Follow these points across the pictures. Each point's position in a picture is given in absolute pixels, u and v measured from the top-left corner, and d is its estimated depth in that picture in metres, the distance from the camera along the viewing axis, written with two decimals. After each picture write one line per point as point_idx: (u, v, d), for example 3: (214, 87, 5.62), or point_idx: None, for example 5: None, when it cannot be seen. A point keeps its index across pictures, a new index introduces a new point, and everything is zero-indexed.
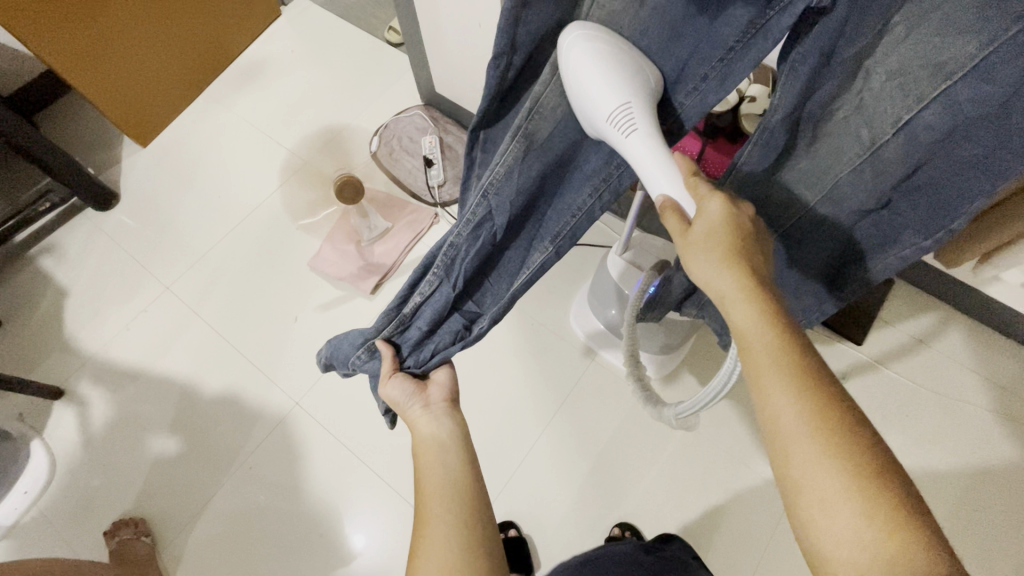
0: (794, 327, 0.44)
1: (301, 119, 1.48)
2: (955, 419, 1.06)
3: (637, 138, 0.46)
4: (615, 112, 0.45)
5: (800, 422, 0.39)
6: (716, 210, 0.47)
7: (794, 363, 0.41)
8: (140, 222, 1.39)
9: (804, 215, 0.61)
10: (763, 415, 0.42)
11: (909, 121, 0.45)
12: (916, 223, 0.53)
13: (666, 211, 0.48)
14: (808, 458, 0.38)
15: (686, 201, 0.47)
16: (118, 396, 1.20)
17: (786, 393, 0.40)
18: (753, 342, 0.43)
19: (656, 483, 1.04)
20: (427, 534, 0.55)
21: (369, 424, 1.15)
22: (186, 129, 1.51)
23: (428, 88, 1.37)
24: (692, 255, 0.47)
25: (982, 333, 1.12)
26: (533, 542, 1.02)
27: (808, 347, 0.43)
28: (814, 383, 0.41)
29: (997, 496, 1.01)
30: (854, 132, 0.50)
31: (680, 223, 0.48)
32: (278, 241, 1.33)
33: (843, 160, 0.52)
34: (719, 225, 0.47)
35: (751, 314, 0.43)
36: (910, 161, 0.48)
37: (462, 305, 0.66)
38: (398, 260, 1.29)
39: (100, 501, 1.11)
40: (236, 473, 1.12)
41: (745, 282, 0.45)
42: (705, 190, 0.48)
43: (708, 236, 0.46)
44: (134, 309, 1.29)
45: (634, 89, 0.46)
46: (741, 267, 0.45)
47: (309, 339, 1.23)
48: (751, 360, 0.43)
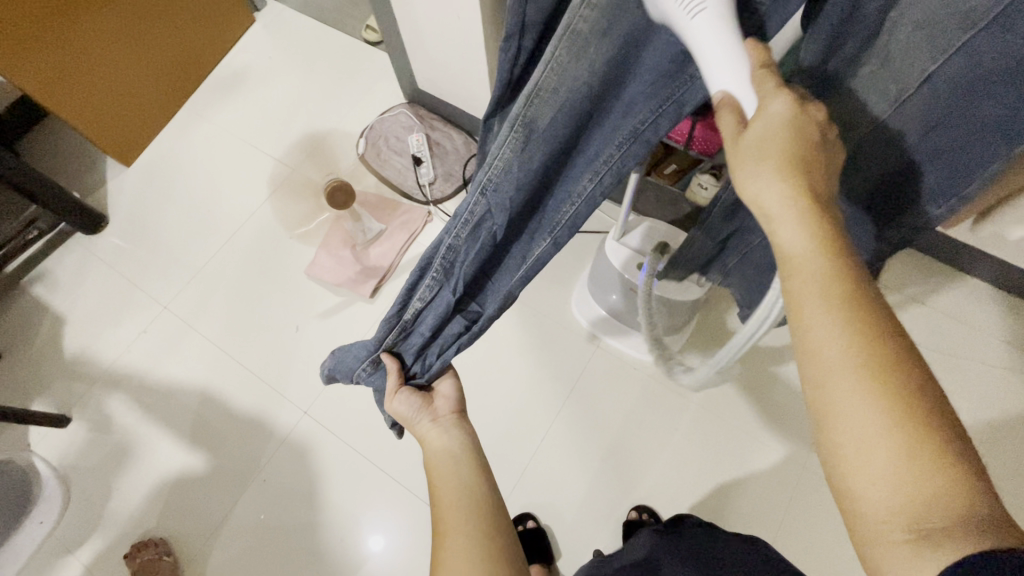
0: (850, 254, 0.37)
1: (285, 127, 1.46)
2: (963, 377, 1.07)
3: (708, 20, 0.37)
4: None
5: (841, 355, 0.34)
6: (782, 109, 0.39)
7: (844, 294, 0.35)
8: (132, 243, 1.37)
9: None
10: (800, 346, 0.37)
11: (933, 74, 0.42)
12: (933, 188, 0.51)
13: (723, 108, 0.41)
14: (846, 391, 0.34)
15: (748, 98, 0.39)
16: (126, 418, 1.20)
17: (830, 320, 0.35)
18: (795, 268, 0.37)
19: (669, 464, 1.05)
20: (446, 546, 0.55)
21: (381, 429, 1.14)
22: (171, 145, 1.49)
23: (411, 85, 1.36)
24: (738, 162, 0.40)
25: (982, 289, 1.13)
26: (553, 531, 1.02)
27: (864, 278, 0.37)
28: (865, 316, 0.35)
29: (1010, 451, 1.01)
30: (879, 87, 0.46)
31: (736, 123, 0.41)
32: (272, 252, 1.32)
33: (868, 116, 0.50)
34: (780, 128, 0.39)
35: (802, 239, 0.37)
36: (930, 120, 0.46)
37: (463, 306, 0.61)
38: (395, 262, 1.28)
39: (118, 524, 1.11)
40: (252, 485, 1.13)
41: (804, 205, 0.38)
42: (770, 88, 0.39)
43: (762, 142, 0.39)
44: (135, 330, 1.28)
45: None
46: (800, 179, 0.38)
47: (312, 347, 1.22)
48: (792, 284, 0.37)
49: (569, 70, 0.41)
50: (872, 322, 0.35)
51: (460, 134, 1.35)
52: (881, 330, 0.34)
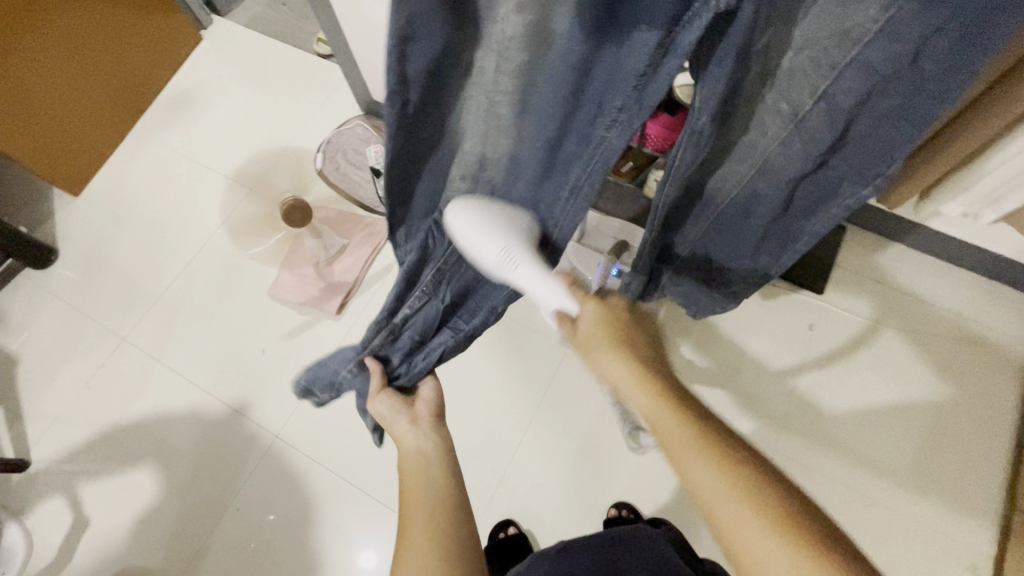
0: (688, 399, 0.51)
1: (239, 145, 1.43)
2: (919, 350, 1.10)
3: (523, 270, 0.55)
4: (499, 256, 0.52)
5: (723, 496, 0.44)
6: (591, 312, 0.58)
7: (694, 432, 0.48)
8: (85, 275, 1.33)
9: (744, 189, 0.63)
10: (687, 484, 0.47)
11: (826, 88, 0.48)
12: (852, 176, 0.56)
13: (559, 320, 0.59)
14: (731, 512, 0.44)
15: (571, 307, 0.58)
16: (89, 457, 1.16)
17: (701, 466, 0.46)
18: (661, 428, 0.49)
19: (645, 458, 1.06)
20: (405, 546, 0.54)
21: (355, 445, 1.13)
22: (121, 171, 1.45)
23: (365, 96, 1.34)
24: (585, 351, 0.57)
25: (934, 264, 1.16)
26: (534, 535, 1.02)
27: (703, 413, 0.50)
28: (718, 444, 0.47)
29: (966, 419, 1.05)
30: (778, 106, 0.52)
31: (570, 327, 0.59)
32: (233, 274, 1.29)
33: (770, 133, 0.55)
34: (599, 322, 0.57)
35: (646, 395, 0.52)
36: (835, 126, 0.51)
37: (448, 321, 0.66)
38: (360, 276, 1.26)
39: (87, 568, 1.08)
40: (226, 515, 1.10)
41: (641, 371, 0.53)
42: (581, 297, 0.59)
43: (591, 335, 0.57)
44: (93, 365, 1.24)
45: (508, 234, 0.53)
46: (626, 351, 0.55)
47: (280, 368, 1.20)
48: (661, 434, 0.49)
49: (501, 140, 0.48)
50: (730, 458, 0.46)
51: None
52: (741, 464, 0.46)
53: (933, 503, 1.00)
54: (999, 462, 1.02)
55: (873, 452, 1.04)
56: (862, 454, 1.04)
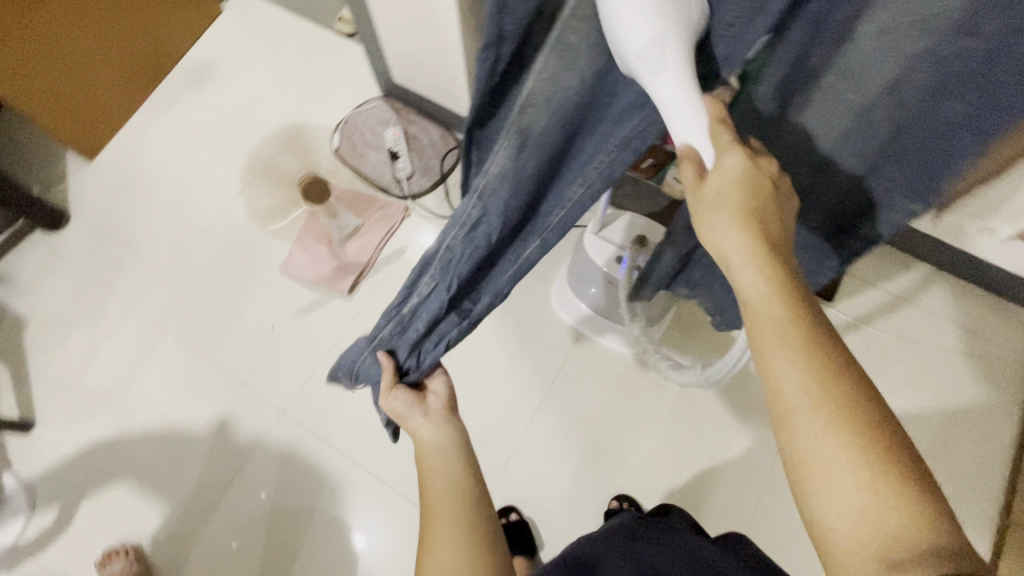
0: (807, 300, 0.43)
1: (256, 120, 1.43)
2: (923, 362, 1.11)
3: (669, 78, 0.38)
4: (645, 46, 0.37)
5: (810, 406, 0.39)
6: (735, 163, 0.44)
7: (802, 337, 0.41)
8: (96, 240, 1.32)
9: (790, 181, 0.57)
10: (768, 389, 0.42)
11: (897, 80, 0.41)
12: (905, 184, 0.51)
13: (686, 159, 0.45)
14: (815, 430, 0.39)
15: (706, 152, 0.44)
16: (94, 422, 1.16)
17: (795, 368, 0.40)
18: (758, 312, 0.42)
19: (647, 454, 1.07)
20: (429, 544, 0.57)
21: (359, 425, 1.14)
22: (136, 139, 1.44)
23: (386, 78, 1.33)
24: (703, 214, 0.45)
25: (945, 278, 1.17)
26: (534, 522, 1.03)
27: (820, 317, 0.42)
28: (824, 354, 0.40)
29: (966, 433, 1.06)
30: (838, 97, 0.45)
31: (696, 174, 0.45)
32: (245, 249, 1.29)
33: (827, 125, 0.49)
34: (737, 179, 0.44)
35: (761, 284, 0.42)
36: (896, 124, 0.45)
37: (458, 303, 0.57)
38: (372, 258, 1.26)
39: (89, 530, 1.09)
40: (228, 486, 1.11)
41: (762, 250, 0.43)
42: (727, 141, 0.44)
43: (722, 193, 0.44)
44: (101, 331, 1.24)
45: (671, 16, 0.36)
46: (753, 226, 0.44)
47: (288, 345, 1.20)
48: (757, 331, 0.42)
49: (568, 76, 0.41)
50: (831, 367, 0.40)
51: (437, 128, 1.34)
52: (844, 375, 0.40)
53: None
54: (995, 476, 1.03)
55: None
56: None
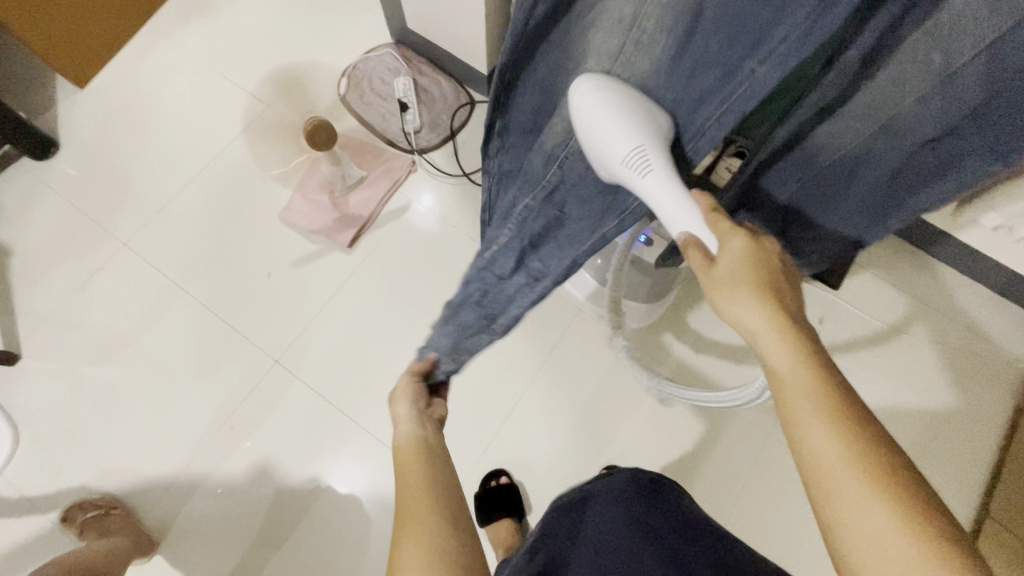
0: (833, 371, 0.42)
1: (260, 58, 1.36)
2: (922, 357, 1.11)
3: (655, 178, 0.43)
4: (629, 155, 0.42)
5: (848, 478, 0.38)
6: (739, 246, 0.46)
7: (833, 408, 0.40)
8: (87, 172, 1.27)
9: (859, 146, 0.54)
10: (801, 461, 0.40)
11: (994, 41, 0.39)
12: (982, 153, 0.49)
13: (689, 248, 0.48)
14: (855, 506, 0.37)
15: (708, 238, 0.47)
16: (82, 358, 1.14)
17: (829, 441, 0.39)
18: (787, 384, 0.42)
19: (641, 428, 1.07)
20: (405, 537, 0.47)
21: (354, 380, 1.12)
22: (131, 68, 1.36)
23: (399, 24, 1.27)
24: (716, 289, 0.46)
25: (953, 274, 1.15)
26: (524, 486, 1.04)
27: (850, 390, 0.41)
28: (857, 428, 0.39)
29: (957, 428, 1.07)
30: (923, 59, 0.43)
31: (704, 261, 0.47)
32: (242, 193, 1.24)
33: (905, 91, 0.46)
34: (744, 259, 0.46)
35: (786, 355, 0.43)
36: (987, 90, 0.43)
37: (527, 261, 0.58)
38: (375, 212, 1.22)
39: (76, 466, 1.08)
40: (218, 433, 1.10)
41: (782, 320, 0.44)
42: (727, 228, 0.47)
43: (733, 274, 0.45)
44: (91, 267, 1.20)
45: (644, 128, 0.42)
46: (772, 300, 0.44)
47: (284, 296, 1.17)
48: (784, 401, 0.42)
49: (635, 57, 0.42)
50: (865, 441, 0.39)
51: (448, 81, 1.30)
52: (880, 451, 0.38)
53: None
54: (979, 473, 1.04)
55: None
56: None
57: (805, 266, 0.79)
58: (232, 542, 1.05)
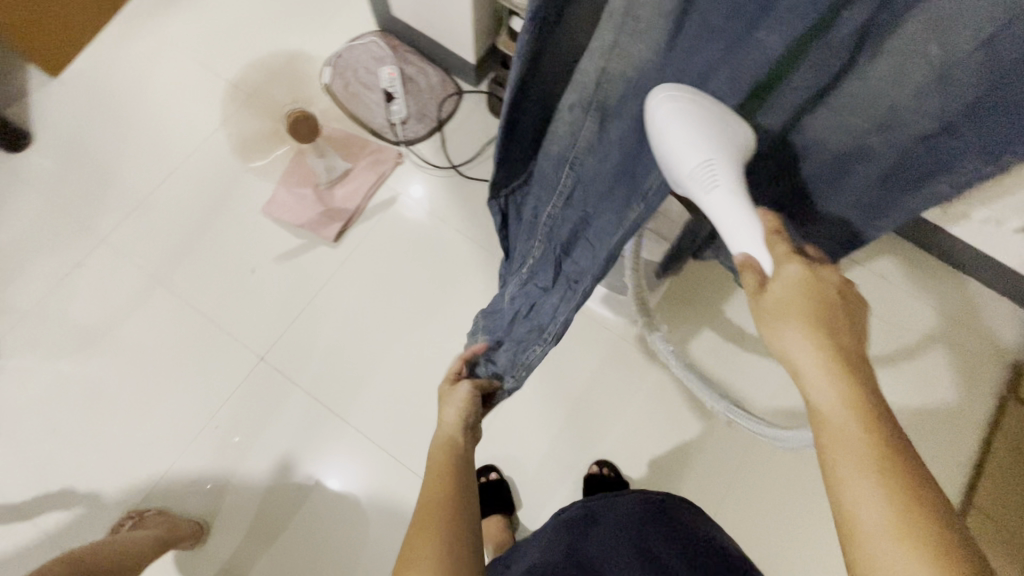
0: (888, 419, 0.40)
1: (240, 46, 1.32)
2: (909, 349, 1.12)
3: (719, 194, 0.49)
4: (696, 170, 0.48)
5: (887, 532, 0.36)
6: (796, 274, 0.47)
7: (880, 457, 0.38)
8: (63, 165, 1.23)
9: (855, 138, 0.53)
10: (836, 507, 0.39)
11: (992, 36, 0.38)
12: (978, 147, 0.47)
13: (745, 269, 0.50)
14: (893, 561, 0.36)
15: (764, 260, 0.49)
16: (61, 357, 1.11)
17: (871, 490, 0.37)
18: (832, 433, 0.40)
19: (631, 422, 1.07)
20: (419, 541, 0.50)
21: (342, 377, 1.11)
22: (105, 56, 1.32)
23: (384, 11, 1.23)
24: (766, 319, 0.46)
25: (940, 266, 1.16)
26: (514, 482, 1.04)
27: (901, 440, 0.39)
28: (903, 480, 0.37)
29: (943, 419, 1.08)
30: (918, 53, 0.41)
31: (757, 283, 0.49)
32: (225, 186, 1.21)
33: (902, 83, 0.45)
34: (799, 289, 0.46)
35: (835, 398, 0.41)
36: (984, 85, 0.41)
37: (562, 268, 0.65)
38: (361, 205, 1.20)
39: (58, 467, 1.06)
40: (204, 432, 1.08)
41: (834, 360, 0.42)
42: (783, 255, 0.48)
43: (783, 303, 0.45)
44: (69, 263, 1.17)
45: (720, 145, 0.47)
46: (827, 338, 0.43)
47: (269, 291, 1.15)
48: (827, 444, 0.40)
49: (631, 46, 0.42)
50: (912, 493, 0.37)
51: (435, 71, 1.26)
52: (925, 506, 0.37)
53: None
54: (965, 464, 1.05)
55: None
56: None
57: None
58: (218, 541, 1.04)
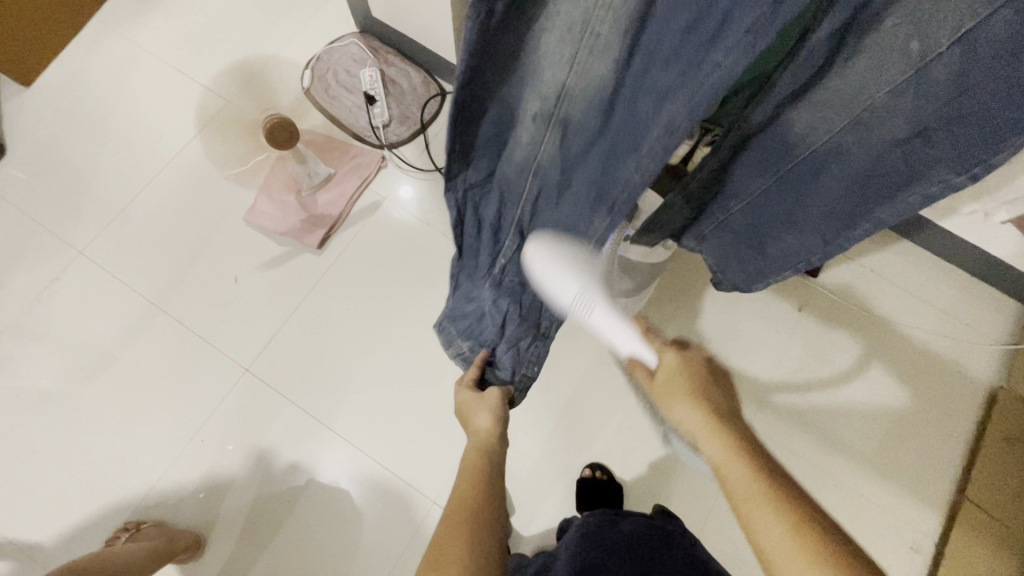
0: (757, 447, 0.55)
1: (217, 51, 1.29)
2: (898, 342, 1.11)
3: (594, 313, 0.60)
4: (575, 299, 0.58)
5: (771, 520, 0.49)
6: (672, 361, 0.64)
7: (754, 470, 0.52)
8: (37, 177, 1.20)
9: (831, 141, 0.53)
10: (741, 519, 0.51)
11: (971, 29, 0.38)
12: (950, 160, 0.47)
13: (635, 366, 0.66)
14: (782, 542, 0.47)
15: (648, 358, 0.65)
16: (41, 373, 1.09)
17: (760, 499, 0.50)
18: (729, 474, 0.53)
19: (623, 424, 1.06)
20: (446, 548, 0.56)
21: (329, 386, 1.09)
22: (78, 63, 1.29)
23: (363, 13, 1.21)
24: (664, 398, 0.63)
25: (928, 258, 1.15)
26: (506, 487, 1.03)
27: (767, 459, 0.54)
28: (774, 483, 0.51)
29: (935, 411, 1.08)
30: (901, 45, 0.42)
31: (647, 375, 0.66)
32: (204, 194, 1.19)
33: (883, 79, 0.45)
34: (676, 371, 0.64)
35: (713, 440, 0.56)
36: (959, 85, 0.42)
37: None
38: (345, 210, 1.18)
39: (41, 486, 1.04)
40: (189, 446, 1.06)
41: (710, 414, 0.59)
42: (661, 348, 0.66)
43: (668, 381, 0.63)
44: (46, 277, 1.14)
45: (587, 281, 0.57)
46: (701, 402, 0.60)
47: (252, 301, 1.13)
48: (721, 475, 0.54)
49: (593, 61, 0.39)
50: (782, 492, 0.50)
51: (417, 71, 1.24)
52: (792, 500, 0.49)
53: (891, 485, 1.05)
54: (957, 456, 1.05)
55: (842, 433, 1.07)
56: (834, 436, 1.07)
57: (760, 280, 0.75)
58: (207, 558, 1.02)
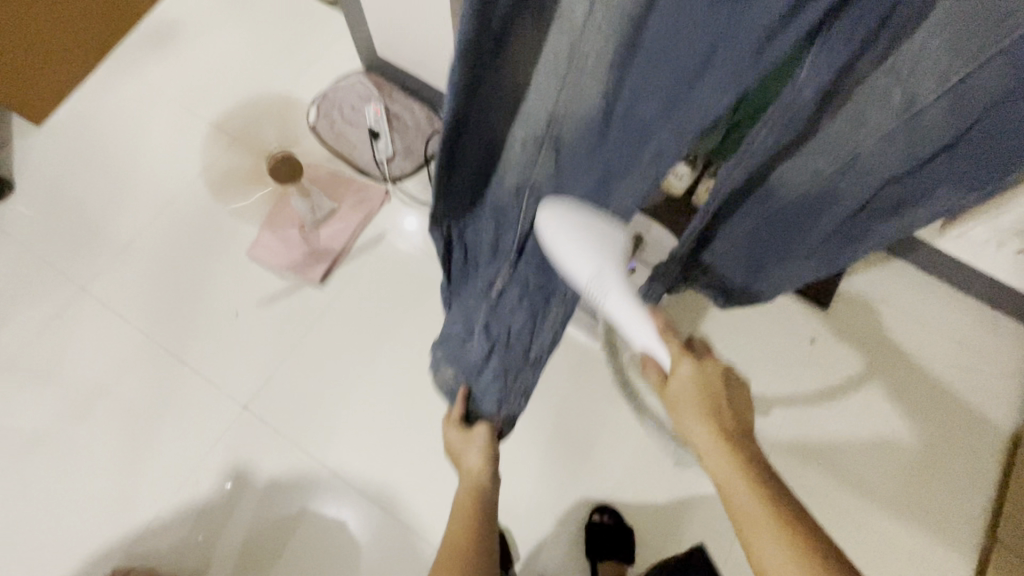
0: (770, 477, 0.53)
1: (225, 89, 1.31)
2: (917, 375, 1.07)
3: (615, 298, 0.55)
4: (593, 278, 0.54)
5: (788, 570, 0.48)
6: (687, 372, 0.58)
7: (769, 512, 0.50)
8: (44, 213, 1.21)
9: (823, 183, 0.59)
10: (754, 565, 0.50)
11: (959, 81, 0.44)
12: (951, 182, 0.54)
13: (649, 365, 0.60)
14: None
15: (665, 359, 0.58)
16: (37, 411, 1.07)
17: (772, 543, 0.49)
18: (735, 502, 0.52)
19: (631, 463, 1.01)
20: None
21: (327, 424, 1.06)
22: (89, 103, 1.31)
23: (367, 51, 1.23)
24: (675, 412, 0.59)
25: (944, 289, 1.12)
26: (510, 531, 0.98)
27: (782, 492, 0.52)
28: (791, 527, 0.49)
29: (958, 448, 1.03)
30: (887, 100, 0.48)
31: (660, 377, 0.60)
32: (208, 229, 1.19)
33: (870, 128, 0.51)
34: (691, 385, 0.58)
35: (724, 467, 0.54)
36: (954, 126, 0.48)
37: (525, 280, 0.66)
38: (347, 245, 1.17)
39: (31, 530, 1.00)
40: (183, 488, 1.03)
41: (721, 437, 0.55)
42: (677, 354, 0.59)
43: (680, 395, 0.59)
44: (47, 313, 1.13)
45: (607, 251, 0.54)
46: (713, 422, 0.56)
47: (252, 336, 1.11)
48: (733, 513, 0.52)
49: (575, 101, 0.45)
50: (800, 537, 0.48)
51: (421, 106, 1.24)
52: (809, 550, 0.48)
53: (914, 526, 1.00)
54: (983, 496, 1.00)
55: (860, 471, 1.03)
56: (854, 475, 1.03)
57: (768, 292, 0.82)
58: None
